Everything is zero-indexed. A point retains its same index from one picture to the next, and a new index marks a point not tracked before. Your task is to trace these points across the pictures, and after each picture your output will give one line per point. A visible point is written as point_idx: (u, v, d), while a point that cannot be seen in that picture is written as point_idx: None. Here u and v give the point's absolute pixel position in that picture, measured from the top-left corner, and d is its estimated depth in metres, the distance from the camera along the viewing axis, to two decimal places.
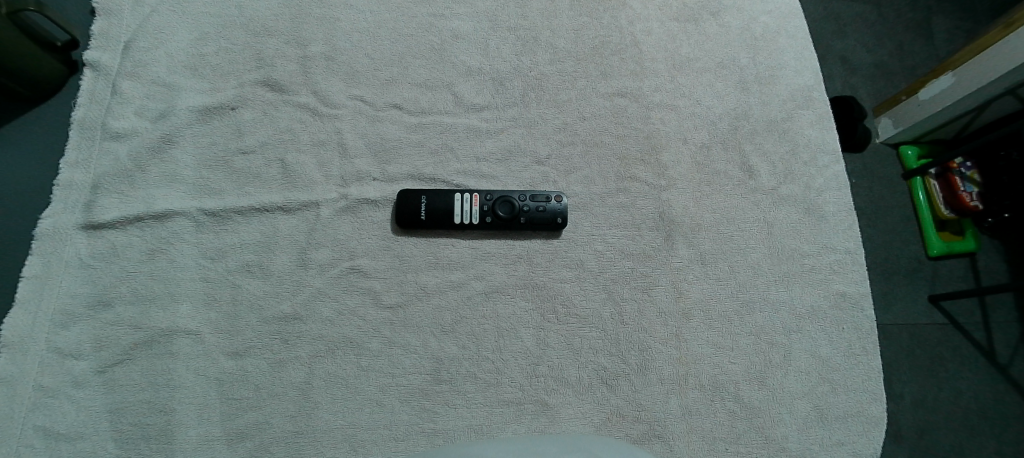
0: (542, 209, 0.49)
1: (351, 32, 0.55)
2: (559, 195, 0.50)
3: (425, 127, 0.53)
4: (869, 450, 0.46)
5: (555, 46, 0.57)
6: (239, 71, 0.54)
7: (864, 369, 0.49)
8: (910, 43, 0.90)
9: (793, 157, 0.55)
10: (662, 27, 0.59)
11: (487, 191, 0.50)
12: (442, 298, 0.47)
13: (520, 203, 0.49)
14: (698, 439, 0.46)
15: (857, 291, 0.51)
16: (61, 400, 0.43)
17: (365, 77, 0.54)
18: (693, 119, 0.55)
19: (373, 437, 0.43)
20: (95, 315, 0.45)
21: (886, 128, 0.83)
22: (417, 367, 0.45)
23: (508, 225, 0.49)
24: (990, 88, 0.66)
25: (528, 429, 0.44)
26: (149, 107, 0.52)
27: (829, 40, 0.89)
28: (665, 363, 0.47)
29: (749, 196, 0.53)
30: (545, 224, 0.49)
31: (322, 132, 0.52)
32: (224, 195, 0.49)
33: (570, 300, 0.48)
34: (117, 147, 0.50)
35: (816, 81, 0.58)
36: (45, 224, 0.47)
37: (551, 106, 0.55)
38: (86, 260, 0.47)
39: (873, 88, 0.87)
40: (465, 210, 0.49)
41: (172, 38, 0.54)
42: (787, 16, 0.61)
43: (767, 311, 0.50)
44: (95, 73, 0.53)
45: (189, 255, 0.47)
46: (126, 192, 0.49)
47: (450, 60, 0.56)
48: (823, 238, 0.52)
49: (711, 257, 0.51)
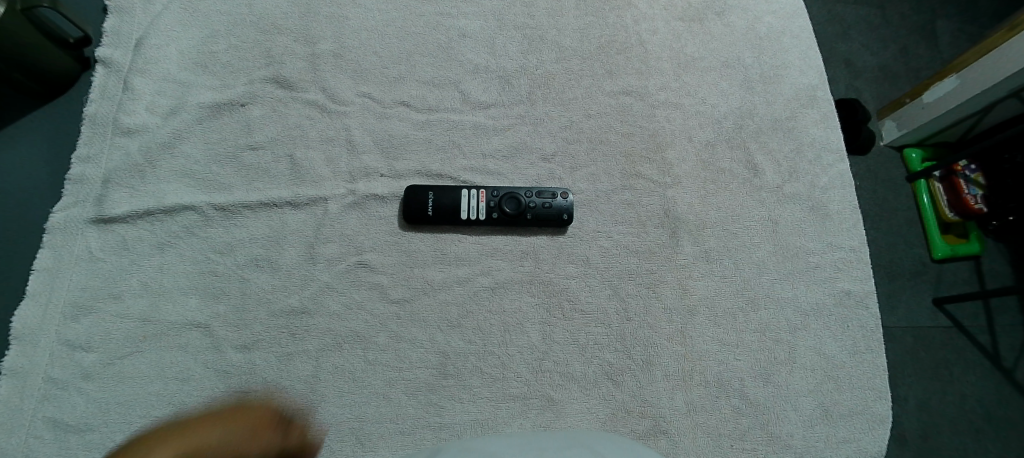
0: (548, 205, 0.49)
1: (359, 30, 0.56)
2: (565, 191, 0.50)
3: (432, 124, 0.53)
4: (875, 448, 0.46)
5: (561, 45, 0.57)
6: (249, 68, 0.54)
7: (869, 367, 0.49)
8: (915, 45, 0.91)
9: (797, 156, 0.55)
10: (668, 27, 0.59)
11: (493, 188, 0.50)
12: (448, 293, 0.47)
13: (526, 200, 0.49)
14: (703, 435, 0.46)
15: (862, 290, 0.51)
16: (72, 392, 0.43)
17: (373, 75, 0.55)
18: (698, 117, 0.56)
19: (379, 430, 0.43)
20: (104, 308, 0.46)
21: (890, 130, 0.82)
22: (423, 361, 0.46)
23: (513, 220, 0.49)
24: (995, 89, 0.66)
25: (533, 424, 0.45)
26: (160, 103, 0.53)
27: (833, 42, 0.89)
28: (670, 360, 0.47)
29: (754, 194, 0.53)
30: (551, 220, 0.49)
31: (330, 128, 0.53)
32: (233, 190, 0.50)
33: (576, 296, 0.49)
34: (128, 142, 0.51)
35: (820, 81, 0.59)
36: (56, 217, 0.48)
37: (557, 104, 0.55)
38: (96, 253, 0.47)
39: (877, 90, 0.87)
40: (472, 205, 0.49)
41: (184, 35, 0.55)
42: (791, 17, 0.61)
43: (772, 308, 0.50)
44: (107, 69, 0.53)
45: (198, 249, 0.48)
46: (136, 187, 0.50)
47: (457, 58, 0.56)
48: (827, 237, 0.53)
49: (716, 254, 0.51)
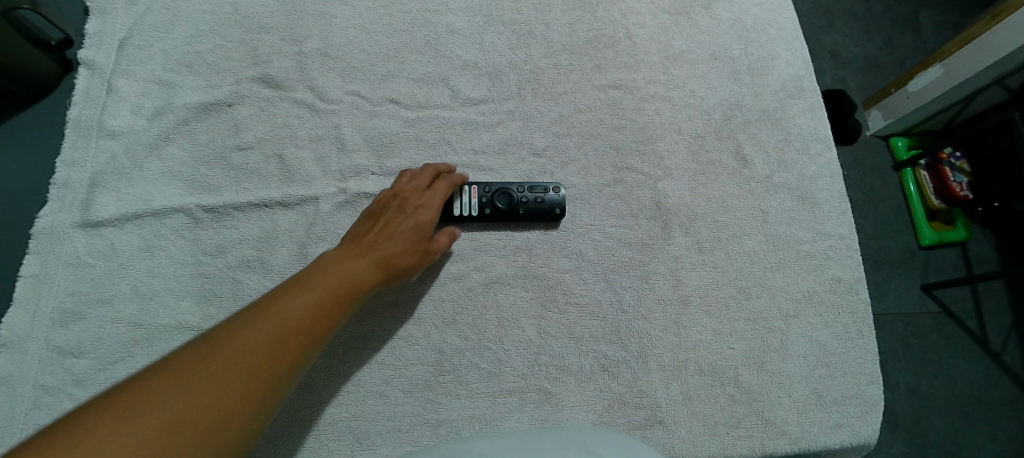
0: (540, 200, 0.49)
1: (346, 28, 0.56)
2: (557, 185, 0.51)
3: (422, 121, 0.53)
4: (867, 431, 0.47)
5: (549, 40, 0.58)
6: (236, 68, 0.54)
7: (860, 352, 0.50)
8: (899, 35, 0.92)
9: (786, 146, 0.56)
10: (655, 20, 0.59)
11: (485, 183, 0.50)
12: (442, 289, 0.47)
13: (518, 195, 0.49)
14: (699, 424, 0.46)
15: (851, 276, 0.52)
16: (62, 400, 0.42)
17: (362, 73, 0.54)
18: (687, 110, 0.56)
19: (376, 428, 0.43)
20: (94, 313, 0.45)
21: (876, 120, 0.84)
22: (419, 359, 0.45)
23: (507, 216, 0.49)
24: (979, 78, 0.67)
25: (530, 418, 0.45)
26: (146, 105, 0.52)
27: (818, 34, 0.90)
28: (665, 350, 0.48)
29: (744, 184, 0.54)
30: (543, 214, 0.50)
31: (320, 127, 0.52)
32: (222, 191, 0.49)
33: (570, 289, 0.49)
34: (113, 145, 0.50)
35: (807, 72, 0.59)
36: (43, 222, 0.47)
37: (547, 98, 0.55)
38: (84, 258, 0.47)
39: (862, 80, 0.88)
40: (465, 202, 0.49)
41: (168, 35, 0.54)
42: (777, 9, 0.62)
43: (764, 297, 0.50)
44: (90, 71, 0.53)
45: (188, 252, 0.47)
46: (124, 190, 0.49)
47: (446, 54, 0.56)
48: (817, 225, 0.53)
49: (708, 245, 0.51)
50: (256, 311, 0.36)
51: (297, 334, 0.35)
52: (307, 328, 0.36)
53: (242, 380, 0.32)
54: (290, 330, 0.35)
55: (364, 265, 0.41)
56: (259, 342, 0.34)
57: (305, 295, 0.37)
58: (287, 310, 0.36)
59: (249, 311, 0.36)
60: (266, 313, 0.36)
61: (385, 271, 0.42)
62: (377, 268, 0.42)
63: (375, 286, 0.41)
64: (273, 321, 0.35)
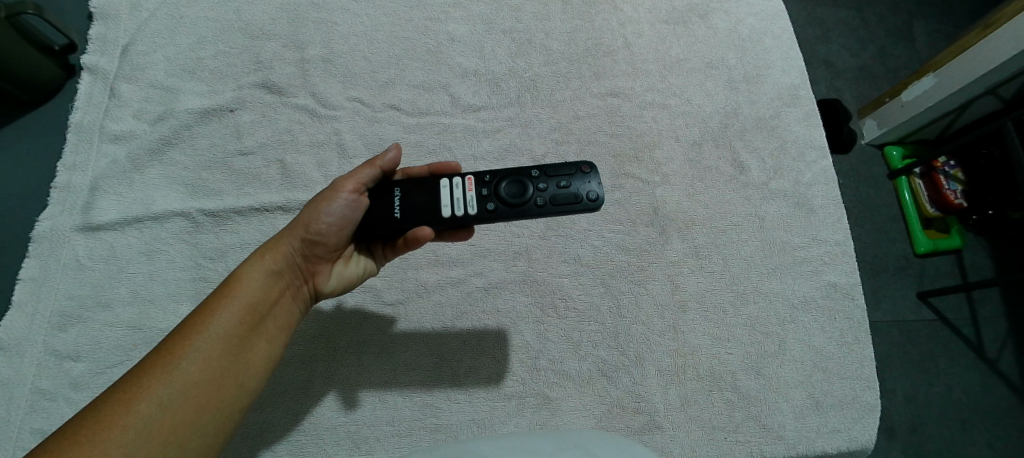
0: (563, 186, 0.36)
1: (348, 35, 0.56)
2: (588, 162, 0.36)
3: (422, 127, 0.54)
4: (864, 437, 0.47)
5: (548, 48, 0.58)
6: (238, 74, 0.54)
7: (857, 358, 0.50)
8: (893, 45, 0.93)
9: (782, 154, 0.57)
10: (652, 29, 0.60)
11: (485, 172, 0.37)
12: (442, 294, 0.48)
13: (532, 182, 0.36)
14: (697, 429, 0.46)
15: (847, 282, 0.52)
16: (59, 403, 0.42)
17: (364, 79, 0.55)
18: (684, 117, 0.57)
19: (375, 433, 0.43)
20: (93, 317, 0.45)
21: (871, 129, 0.85)
22: (418, 364, 0.46)
23: (518, 212, 0.35)
24: (972, 88, 0.69)
25: (529, 423, 0.45)
26: (148, 109, 0.52)
27: (813, 44, 0.92)
28: (663, 354, 0.48)
29: (740, 191, 0.54)
30: (569, 205, 0.35)
31: (321, 133, 0.53)
32: (223, 195, 0.50)
33: (569, 294, 0.49)
34: (116, 149, 0.51)
35: (802, 80, 0.60)
36: (43, 225, 0.48)
37: (546, 105, 0.56)
38: (84, 261, 0.47)
39: (857, 90, 0.90)
40: (458, 197, 0.36)
41: (171, 41, 0.55)
42: (772, 18, 0.63)
43: (761, 302, 0.51)
44: (93, 76, 0.53)
45: (189, 256, 0.48)
46: (125, 194, 0.49)
47: (446, 62, 0.57)
48: (813, 231, 0.54)
49: (706, 250, 0.52)
50: (168, 349, 0.29)
51: (235, 368, 0.30)
52: (245, 355, 0.31)
53: (180, 431, 0.27)
54: (223, 365, 0.30)
55: (271, 256, 0.34)
56: (193, 384, 0.28)
57: (228, 315, 0.31)
58: (210, 340, 0.30)
59: (152, 352, 0.29)
60: (197, 335, 0.30)
61: (314, 247, 0.35)
62: (298, 246, 0.35)
63: (300, 238, 0.34)
64: (215, 336, 0.30)
